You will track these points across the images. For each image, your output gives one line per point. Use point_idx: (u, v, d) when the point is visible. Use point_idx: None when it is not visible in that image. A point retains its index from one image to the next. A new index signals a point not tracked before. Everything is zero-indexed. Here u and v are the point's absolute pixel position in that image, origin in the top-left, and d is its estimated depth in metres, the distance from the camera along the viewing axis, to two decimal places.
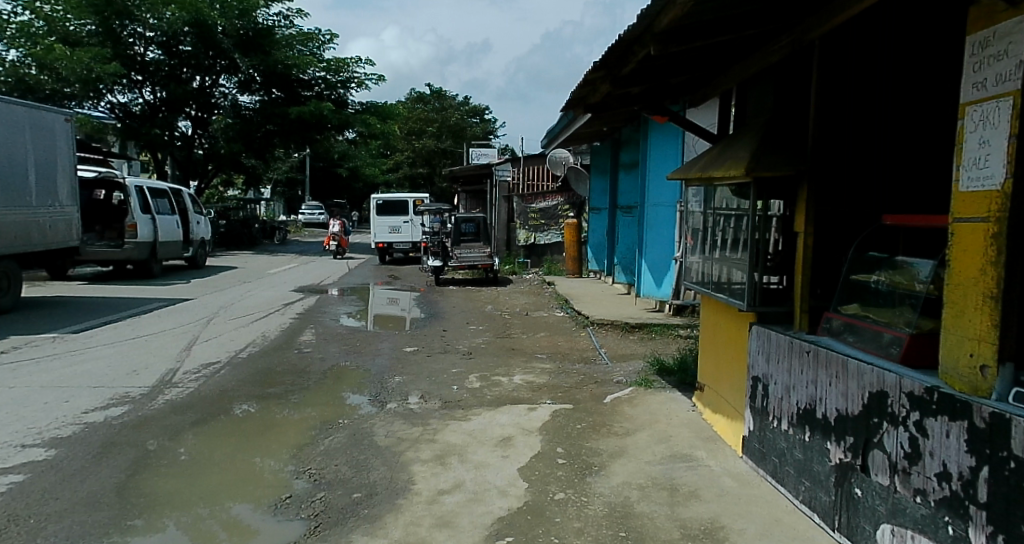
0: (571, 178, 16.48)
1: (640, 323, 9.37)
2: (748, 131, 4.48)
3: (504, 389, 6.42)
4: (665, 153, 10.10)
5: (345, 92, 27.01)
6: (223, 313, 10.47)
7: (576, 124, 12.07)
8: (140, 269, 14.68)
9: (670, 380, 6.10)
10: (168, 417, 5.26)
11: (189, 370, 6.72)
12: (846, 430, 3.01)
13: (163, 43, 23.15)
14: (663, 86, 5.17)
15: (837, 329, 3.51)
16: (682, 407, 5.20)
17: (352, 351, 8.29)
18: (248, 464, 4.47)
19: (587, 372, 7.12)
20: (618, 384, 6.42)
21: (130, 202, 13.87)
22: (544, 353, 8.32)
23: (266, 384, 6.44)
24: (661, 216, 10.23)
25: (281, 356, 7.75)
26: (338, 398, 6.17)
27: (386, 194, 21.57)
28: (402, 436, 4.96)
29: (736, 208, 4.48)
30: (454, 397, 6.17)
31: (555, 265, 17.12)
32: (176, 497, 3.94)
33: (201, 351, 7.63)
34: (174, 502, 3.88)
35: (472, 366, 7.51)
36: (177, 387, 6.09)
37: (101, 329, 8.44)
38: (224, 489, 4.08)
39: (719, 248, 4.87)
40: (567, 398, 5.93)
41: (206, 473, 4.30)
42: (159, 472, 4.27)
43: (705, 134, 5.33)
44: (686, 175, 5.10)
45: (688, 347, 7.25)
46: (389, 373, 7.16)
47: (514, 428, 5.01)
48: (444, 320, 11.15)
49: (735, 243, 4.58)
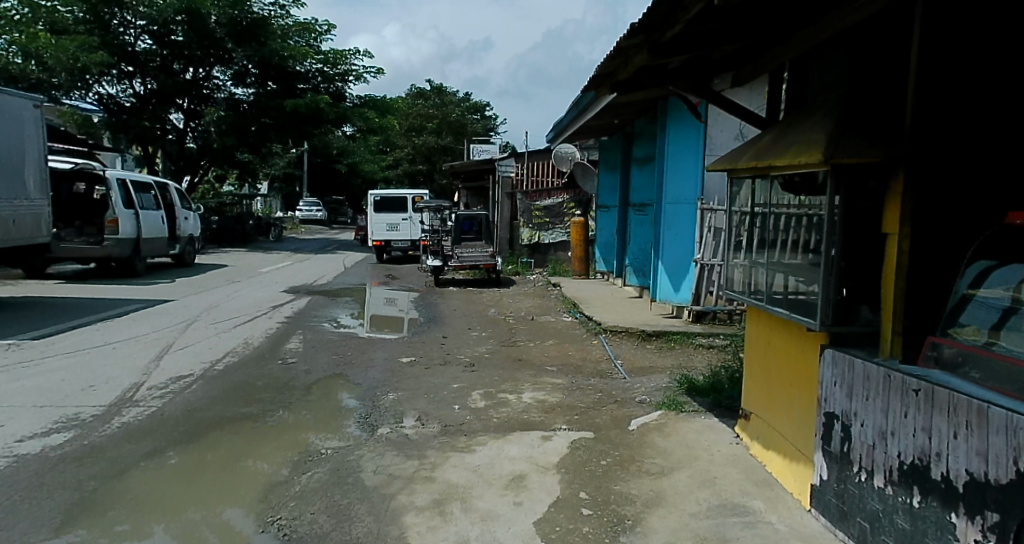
0: (576, 174, 15.72)
1: (657, 331, 8.64)
2: (813, 110, 3.71)
3: (512, 410, 5.65)
4: (685, 144, 9.37)
5: (343, 85, 26.26)
6: (206, 316, 9.70)
7: (586, 115, 11.36)
8: (122, 267, 13.89)
9: (703, 403, 5.32)
10: (119, 447, 4.51)
11: (156, 385, 5.96)
12: (986, 501, 2.24)
13: (155, 33, 22.37)
14: (708, 57, 4.44)
15: (950, 360, 2.73)
16: (723, 439, 4.42)
17: (342, 360, 7.52)
18: (244, 469, 4.32)
19: (605, 389, 6.34)
20: (642, 405, 5.65)
21: (112, 196, 13.09)
22: (555, 365, 7.56)
23: (242, 402, 5.68)
24: (680, 212, 9.47)
25: (262, 367, 6.99)
26: (322, 420, 5.39)
27: (383, 191, 20.79)
28: (394, 473, 4.18)
29: (796, 205, 3.71)
30: (456, 420, 5.41)
31: (560, 265, 16.36)
32: (162, 505, 3.76)
33: (173, 361, 6.85)
34: (162, 509, 3.71)
35: (475, 381, 6.75)
36: (138, 407, 5.33)
37: (66, 334, 7.67)
38: (215, 493, 3.93)
39: (768, 252, 4.10)
40: (586, 424, 5.15)
41: (194, 484, 4.05)
42: (139, 488, 3.97)
43: (750, 118, 4.60)
44: (727, 165, 4.32)
45: (717, 361, 6.50)
46: (382, 389, 6.38)
47: (526, 465, 4.23)
48: (444, 324, 10.36)
49: (792, 248, 3.81)
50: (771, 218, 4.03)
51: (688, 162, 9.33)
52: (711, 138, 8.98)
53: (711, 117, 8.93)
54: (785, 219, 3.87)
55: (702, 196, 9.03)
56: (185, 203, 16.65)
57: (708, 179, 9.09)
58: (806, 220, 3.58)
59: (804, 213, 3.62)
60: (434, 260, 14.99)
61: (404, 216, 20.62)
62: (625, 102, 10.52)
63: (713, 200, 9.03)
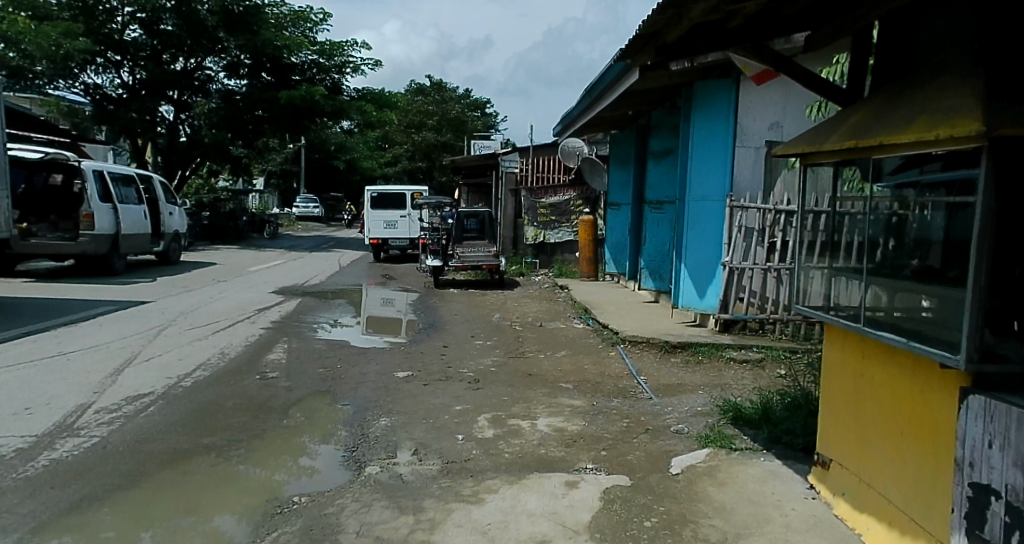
0: (584, 170, 14.64)
1: (683, 342, 7.82)
2: (934, 74, 2.87)
3: (526, 442, 4.76)
4: (711, 133, 8.50)
5: (340, 77, 25.28)
6: (182, 321, 8.80)
7: (600, 103, 10.55)
8: (100, 264, 12.91)
9: (755, 437, 4.44)
10: (40, 496, 3.64)
11: (107, 407, 5.07)
12: None
13: (144, 20, 21.44)
14: (778, 13, 3.61)
15: None
16: (795, 492, 3.54)
17: (328, 375, 6.63)
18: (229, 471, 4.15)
19: (631, 414, 5.47)
20: (680, 438, 4.77)
21: (88, 188, 12.07)
22: (570, 383, 6.70)
23: (206, 430, 4.78)
24: (706, 210, 8.57)
25: (237, 384, 6.08)
26: (296, 454, 4.50)
27: (381, 187, 19.96)
28: (382, 536, 3.29)
29: (883, 198, 3.04)
30: (460, 455, 4.53)
31: (566, 266, 15.54)
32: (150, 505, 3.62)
33: (133, 376, 5.95)
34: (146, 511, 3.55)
35: (480, 402, 5.86)
36: (76, 438, 4.42)
37: (15, 344, 6.76)
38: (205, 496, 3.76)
39: (860, 256, 3.24)
40: (618, 464, 4.26)
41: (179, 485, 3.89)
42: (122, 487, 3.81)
43: (827, 92, 3.76)
44: (806, 147, 3.45)
45: (759, 384, 5.64)
46: (372, 412, 5.49)
47: (550, 526, 3.34)
48: (444, 331, 9.48)
49: (878, 252, 3.11)
50: (868, 215, 3.18)
51: (716, 153, 8.46)
52: (742, 127, 8.21)
53: (743, 104, 8.17)
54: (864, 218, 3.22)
55: (731, 192, 8.23)
56: (172, 197, 15.70)
57: (738, 172, 8.28)
58: (894, 216, 2.97)
59: (893, 210, 2.98)
60: (433, 260, 14.21)
61: (401, 213, 19.77)
62: (643, 89, 9.67)
63: (743, 196, 8.23)
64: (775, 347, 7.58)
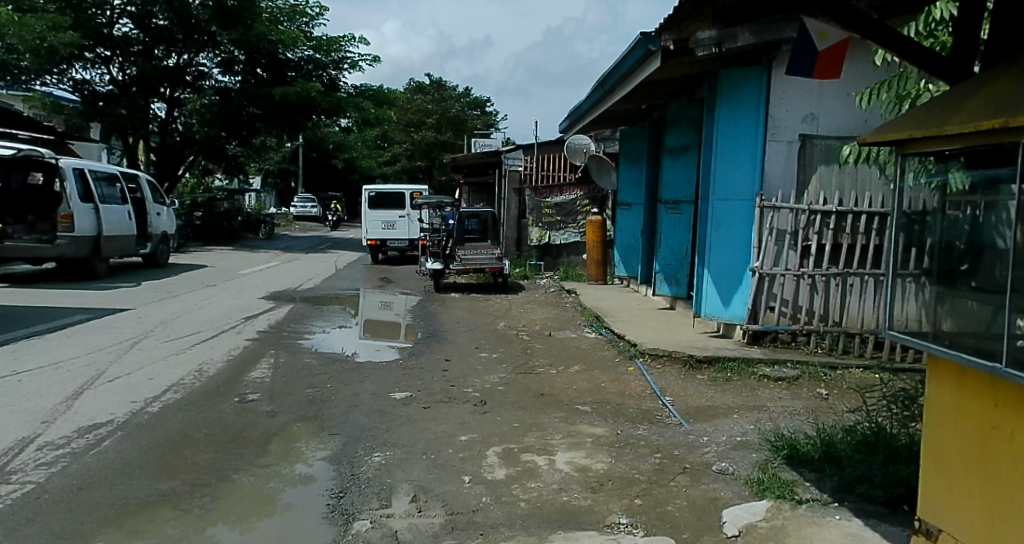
0: (591, 167, 13.86)
1: (709, 357, 7.10)
2: None
3: (545, 485, 4.04)
4: (737, 127, 7.73)
5: (337, 74, 24.52)
6: (161, 332, 8.06)
7: (614, 94, 9.90)
8: (81, 268, 12.10)
9: (820, 484, 3.72)
10: None
11: (53, 441, 4.34)
12: None
13: (134, 15, 20.71)
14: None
15: None
16: None
17: (317, 397, 5.90)
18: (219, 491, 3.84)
19: (663, 447, 4.75)
20: (726, 480, 4.04)
21: (67, 188, 11.27)
22: (588, 405, 6.00)
23: (169, 472, 4.05)
24: (733, 211, 7.80)
25: (212, 409, 5.32)
26: (280, 488, 3.95)
27: (379, 186, 19.21)
28: None
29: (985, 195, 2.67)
30: (468, 504, 3.79)
31: (573, 269, 14.91)
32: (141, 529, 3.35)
33: (91, 401, 5.19)
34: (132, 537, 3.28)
35: (489, 430, 5.14)
36: (4, 486, 3.69)
37: None
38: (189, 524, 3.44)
39: (979, 266, 2.74)
40: (659, 519, 3.54)
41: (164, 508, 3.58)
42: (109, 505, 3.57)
43: (926, 63, 3.14)
44: (913, 131, 2.78)
45: (809, 420, 4.95)
46: (365, 445, 4.76)
47: None
48: (447, 342, 8.75)
49: (986, 260, 2.69)
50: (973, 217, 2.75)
51: (742, 149, 7.70)
52: (773, 120, 7.47)
53: (774, 95, 7.44)
54: (929, 218, 2.99)
55: (761, 191, 7.49)
56: (161, 197, 14.88)
57: (768, 170, 7.53)
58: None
59: (994, 209, 2.62)
60: (433, 262, 13.55)
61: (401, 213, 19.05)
62: (661, 79, 8.96)
63: (774, 195, 7.52)
64: (811, 362, 6.88)
